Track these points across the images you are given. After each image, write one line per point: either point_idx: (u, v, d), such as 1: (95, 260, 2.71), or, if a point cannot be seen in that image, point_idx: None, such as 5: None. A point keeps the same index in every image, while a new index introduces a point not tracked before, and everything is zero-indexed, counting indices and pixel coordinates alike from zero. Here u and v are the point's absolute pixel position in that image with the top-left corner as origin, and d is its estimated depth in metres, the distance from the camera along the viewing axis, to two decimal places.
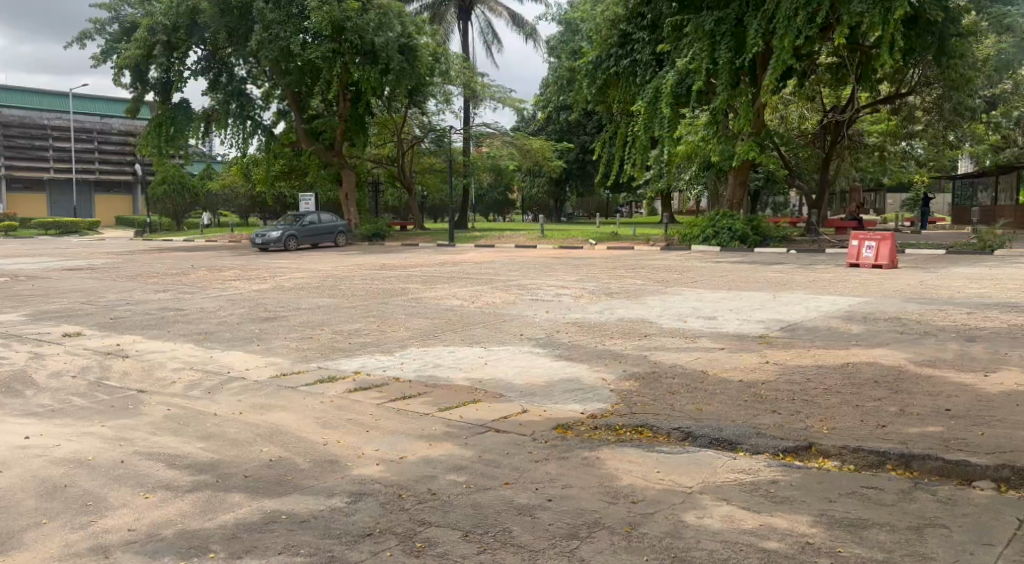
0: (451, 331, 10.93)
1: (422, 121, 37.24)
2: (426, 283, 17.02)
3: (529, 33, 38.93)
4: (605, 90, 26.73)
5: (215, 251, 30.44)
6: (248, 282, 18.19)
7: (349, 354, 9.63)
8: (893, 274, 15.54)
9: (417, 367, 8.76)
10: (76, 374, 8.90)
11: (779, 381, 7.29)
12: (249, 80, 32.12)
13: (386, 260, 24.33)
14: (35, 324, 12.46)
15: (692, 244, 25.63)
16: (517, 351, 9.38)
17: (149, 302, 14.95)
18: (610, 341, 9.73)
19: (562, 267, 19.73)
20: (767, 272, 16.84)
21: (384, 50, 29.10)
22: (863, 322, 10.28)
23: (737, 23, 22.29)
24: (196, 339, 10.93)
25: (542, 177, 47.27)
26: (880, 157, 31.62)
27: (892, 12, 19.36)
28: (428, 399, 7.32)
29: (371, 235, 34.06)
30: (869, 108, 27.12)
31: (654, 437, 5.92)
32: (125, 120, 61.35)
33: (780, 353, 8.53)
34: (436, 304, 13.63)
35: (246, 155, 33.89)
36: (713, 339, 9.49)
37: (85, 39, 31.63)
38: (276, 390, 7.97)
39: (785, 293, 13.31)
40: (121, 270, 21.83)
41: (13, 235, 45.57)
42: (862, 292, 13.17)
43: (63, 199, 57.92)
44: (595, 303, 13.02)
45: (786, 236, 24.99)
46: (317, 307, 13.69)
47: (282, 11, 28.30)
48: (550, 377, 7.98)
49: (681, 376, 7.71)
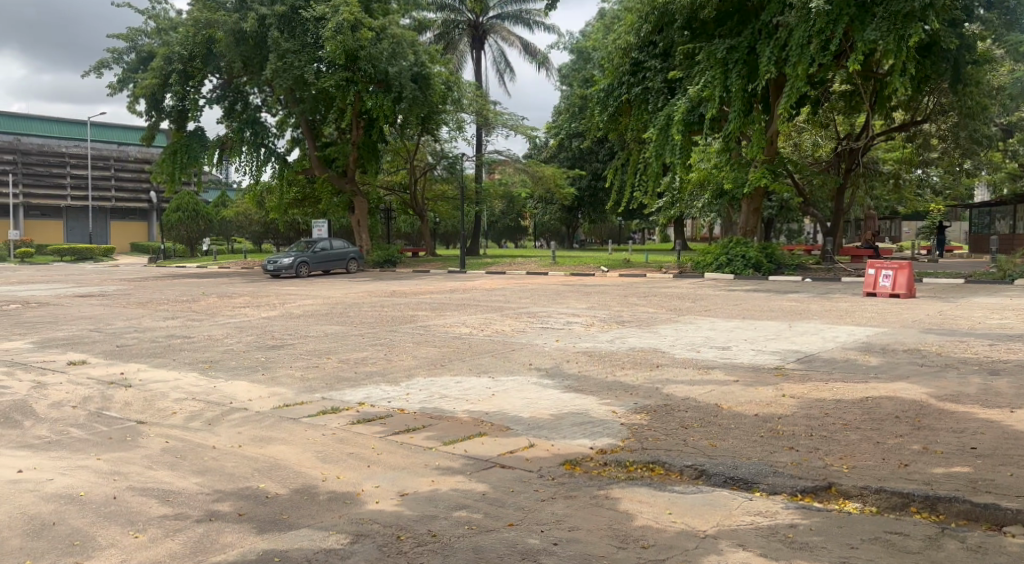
0: (459, 360, 10.72)
1: (435, 148, 37.35)
2: (435, 311, 16.84)
3: (541, 61, 39.03)
4: (617, 117, 26.70)
5: (227, 277, 30.39)
6: (257, 309, 18.07)
7: (353, 384, 9.44)
8: (911, 304, 15.24)
9: (423, 398, 8.55)
10: (76, 404, 8.74)
11: (796, 416, 7.03)
12: (264, 108, 32.35)
13: (396, 286, 24.17)
14: (41, 352, 12.35)
15: (705, 272, 25.36)
16: (524, 381, 9.16)
17: (156, 330, 14.82)
18: (621, 372, 9.50)
19: (573, 295, 19.51)
20: (782, 301, 16.57)
21: (397, 79, 29.22)
22: (882, 354, 9.99)
23: (749, 51, 22.06)
24: (200, 368, 10.77)
25: (554, 204, 47.20)
26: (894, 185, 31.38)
27: (907, 40, 19.08)
28: (433, 432, 7.10)
29: (382, 262, 34.02)
30: (883, 136, 26.92)
31: (666, 474, 5.68)
32: (141, 148, 61.92)
33: (797, 386, 8.27)
34: (445, 333, 13.43)
35: (260, 182, 33.96)
36: (726, 370, 9.25)
37: (102, 68, 31.96)
38: (277, 421, 7.77)
39: (801, 323, 13.03)
40: (133, 297, 21.78)
41: (29, 261, 45.82)
42: (879, 322, 12.89)
43: (79, 225, 58.21)
44: (606, 332, 12.79)
45: (801, 265, 24.69)
46: (324, 335, 13.52)
47: (297, 41, 28.49)
48: (558, 410, 7.74)
49: (694, 409, 7.46)
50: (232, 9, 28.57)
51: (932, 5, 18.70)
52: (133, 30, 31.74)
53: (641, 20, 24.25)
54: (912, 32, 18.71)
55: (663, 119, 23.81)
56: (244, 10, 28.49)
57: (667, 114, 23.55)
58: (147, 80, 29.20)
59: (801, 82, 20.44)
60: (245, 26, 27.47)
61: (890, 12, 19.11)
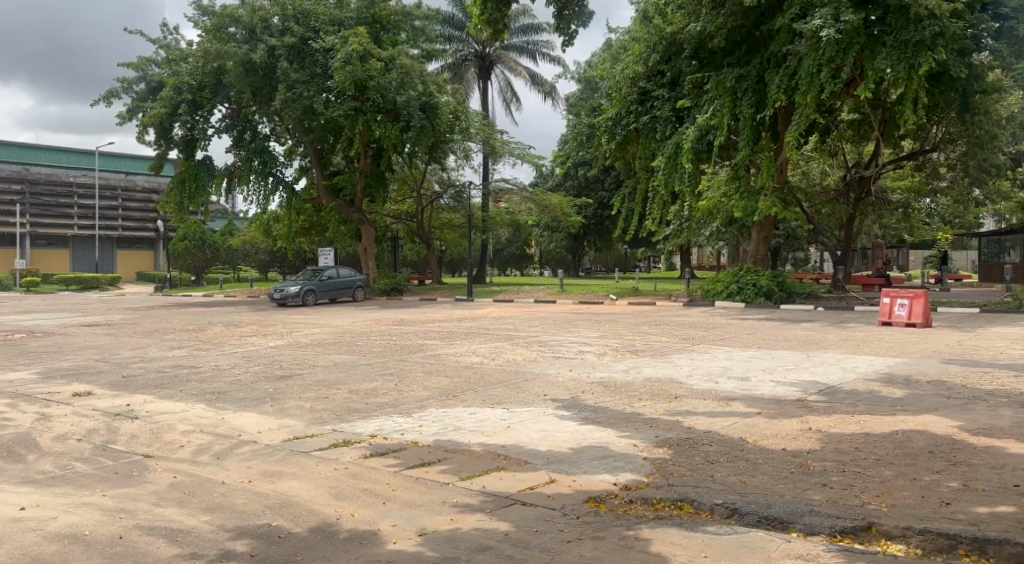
0: (472, 391, 10.48)
1: (441, 177, 37.40)
2: (444, 340, 16.61)
3: (548, 91, 39.08)
4: (625, 146, 26.65)
5: (233, 306, 30.18)
6: (264, 338, 17.86)
7: (365, 415, 9.20)
8: (929, 334, 14.99)
9: (437, 430, 8.31)
10: (81, 437, 8.53)
11: (826, 451, 6.80)
12: (272, 137, 32.44)
13: (403, 315, 23.93)
14: (46, 383, 12.14)
15: (715, 300, 25.11)
16: (540, 413, 8.92)
17: (162, 360, 14.61)
18: (639, 403, 9.26)
19: (583, 324, 19.26)
20: (796, 330, 16.33)
21: (405, 108, 29.30)
22: (906, 386, 9.73)
23: (759, 79, 21.85)
24: (207, 399, 10.55)
25: (560, 233, 47.11)
26: (904, 214, 31.20)
27: (918, 69, 18.87)
28: (449, 467, 6.86)
29: (389, 290, 33.84)
30: (893, 165, 26.75)
31: (696, 513, 5.45)
32: (149, 178, 62.16)
33: (823, 419, 8.02)
34: (455, 362, 13.20)
35: (267, 211, 33.85)
36: (747, 403, 8.99)
37: (112, 97, 32.10)
38: (287, 455, 7.55)
39: (819, 353, 12.78)
40: (139, 326, 21.58)
41: (35, 290, 45.77)
42: (900, 353, 12.63)
43: (85, 254, 58.14)
44: (620, 362, 12.53)
45: (813, 292, 24.43)
46: (332, 365, 13.28)
47: (306, 71, 28.54)
48: (577, 444, 7.50)
49: (719, 443, 7.23)
50: (242, 40, 28.70)
51: (942, 33, 18.50)
52: (142, 59, 31.91)
53: (649, 49, 24.32)
54: (923, 60, 18.49)
55: (672, 147, 23.67)
56: (254, 41, 28.63)
57: (676, 143, 23.44)
58: (156, 110, 29.24)
59: (811, 108, 20.35)
60: (255, 57, 27.55)
61: (901, 41, 18.92)
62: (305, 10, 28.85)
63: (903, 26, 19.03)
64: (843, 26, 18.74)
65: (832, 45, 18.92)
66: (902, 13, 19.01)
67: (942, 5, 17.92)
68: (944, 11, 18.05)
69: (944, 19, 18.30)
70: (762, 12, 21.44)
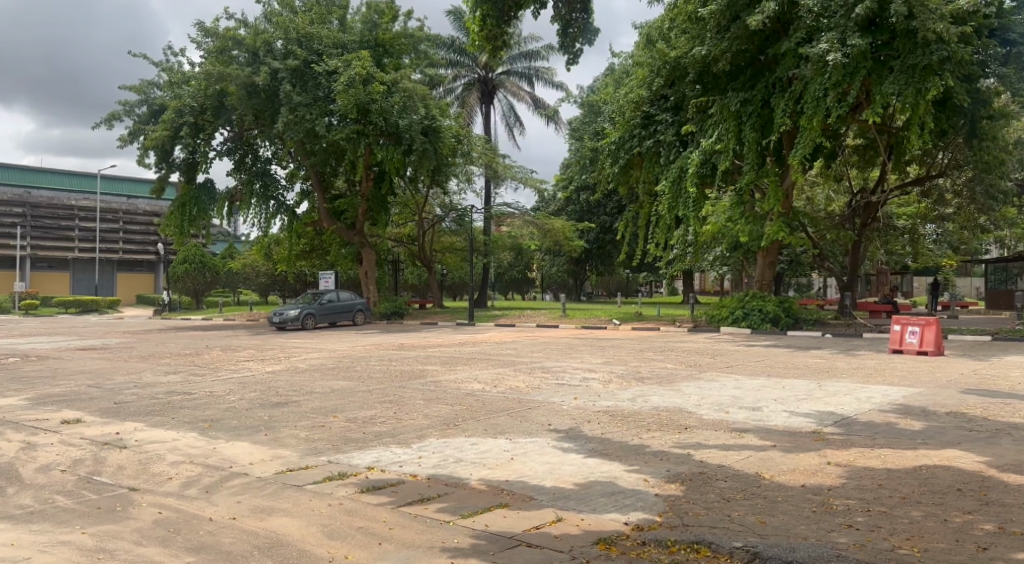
0: (473, 420, 10.10)
1: (444, 201, 37.20)
2: (444, 366, 16.23)
3: (551, 115, 38.98)
4: (628, 170, 26.39)
5: (233, 330, 29.83)
6: (260, 363, 17.50)
7: (362, 446, 8.83)
8: (942, 363, 14.63)
9: (437, 462, 7.95)
10: (66, 468, 8.17)
11: (849, 488, 6.46)
12: (274, 161, 32.30)
13: (404, 340, 23.52)
14: (35, 410, 11.78)
15: (721, 326, 24.74)
16: (544, 445, 8.55)
17: (156, 386, 14.21)
18: (647, 434, 8.89)
19: (587, 350, 18.90)
20: (805, 358, 15.95)
21: (408, 132, 29.11)
22: (925, 417, 9.36)
23: (764, 104, 21.55)
24: (200, 427, 10.18)
25: (561, 257, 46.85)
26: (911, 239, 30.89)
27: (925, 95, 18.58)
28: (449, 503, 6.50)
29: (390, 314, 33.51)
30: (899, 190, 26.46)
31: (713, 556, 5.11)
32: (150, 200, 62.03)
33: (841, 453, 7.66)
34: (457, 389, 12.81)
35: (268, 235, 33.55)
36: (761, 435, 8.63)
37: (114, 120, 32.02)
38: (279, 489, 7.17)
39: (831, 382, 12.39)
40: (136, 351, 21.18)
41: (34, 314, 45.40)
42: (914, 383, 12.26)
43: (85, 277, 57.78)
44: (627, 390, 12.16)
45: (820, 319, 24.07)
46: (329, 392, 12.90)
47: (308, 94, 28.33)
48: (585, 478, 7.14)
49: (734, 479, 6.86)
50: (245, 63, 28.58)
51: (951, 58, 18.19)
52: (145, 82, 31.83)
53: (653, 74, 24.15)
54: (930, 85, 18.19)
55: (676, 171, 23.37)
56: (257, 64, 28.56)
57: (680, 167, 23.18)
58: (158, 132, 29.11)
59: (817, 133, 20.11)
60: (258, 79, 27.40)
61: (908, 66, 18.67)
62: (308, 34, 28.83)
63: (911, 50, 18.73)
64: (849, 50, 18.50)
65: (839, 69, 18.66)
66: (910, 38, 18.72)
67: (951, 29, 17.62)
68: (952, 37, 17.76)
69: (952, 44, 18.01)
70: (766, 36, 21.16)
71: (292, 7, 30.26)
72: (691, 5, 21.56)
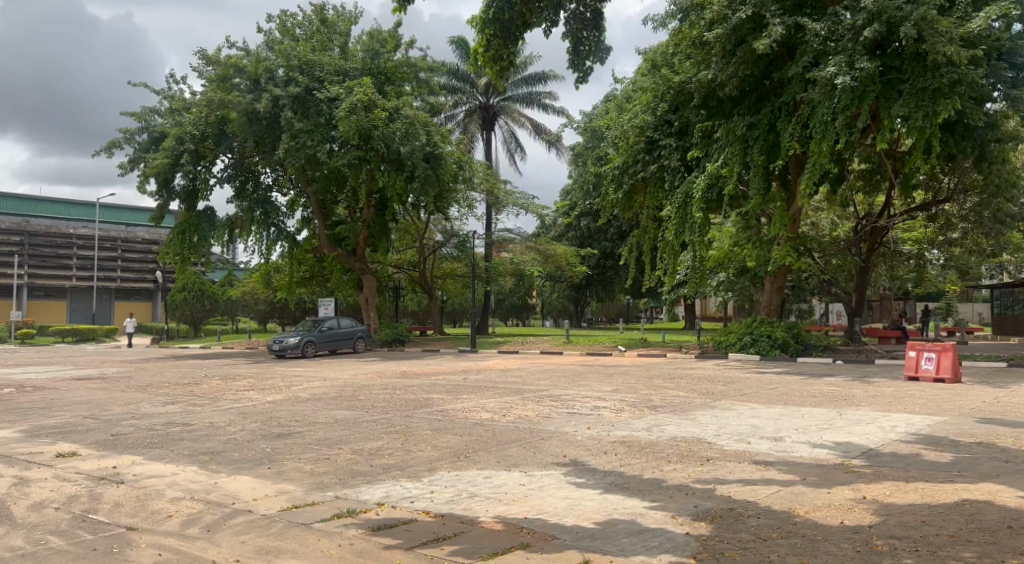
0: (485, 451, 9.72)
1: (444, 227, 36.97)
2: (450, 394, 15.79)
3: (553, 140, 38.86)
4: (632, 196, 26.13)
5: (231, 358, 29.36)
6: (261, 393, 17.06)
7: (370, 480, 8.44)
8: (961, 390, 14.29)
9: (450, 497, 7.57)
10: (59, 506, 7.79)
11: (890, 524, 6.14)
12: (275, 187, 32.10)
13: (406, 367, 23.08)
14: (29, 443, 11.37)
15: (729, 352, 24.34)
16: (562, 478, 8.17)
17: (155, 417, 13.78)
18: (668, 466, 8.52)
19: (594, 377, 18.54)
20: (820, 385, 15.56)
21: (409, 159, 28.82)
22: (956, 448, 9.02)
23: (771, 128, 21.15)
24: (199, 461, 9.78)
25: (562, 283, 46.55)
26: (917, 263, 30.63)
27: (936, 118, 18.25)
28: (466, 544, 6.14)
29: (390, 341, 33.11)
30: (906, 216, 26.08)
31: None
32: (150, 229, 61.83)
33: (875, 487, 7.30)
34: (464, 418, 12.42)
35: (268, 262, 33.21)
36: (787, 468, 8.27)
37: (113, 147, 31.85)
38: (285, 528, 6.79)
39: (851, 411, 12.01)
40: (134, 380, 20.71)
41: (30, 343, 44.91)
42: (936, 411, 11.87)
43: (82, 306, 57.41)
44: (640, 419, 11.78)
45: (830, 345, 23.76)
46: (333, 423, 12.49)
47: (310, 121, 28.08)
48: (608, 515, 6.78)
49: (767, 516, 6.50)
50: (247, 90, 28.49)
51: (961, 81, 17.89)
52: (146, 109, 31.73)
53: (657, 99, 23.81)
54: (941, 108, 17.93)
55: (681, 197, 23.04)
56: (259, 91, 28.39)
57: (685, 192, 22.86)
58: (158, 160, 28.83)
59: (825, 157, 19.82)
60: (259, 106, 27.26)
61: (918, 88, 18.41)
62: (310, 61, 28.79)
63: (920, 73, 18.44)
64: (858, 73, 18.19)
65: (848, 93, 18.32)
66: (919, 61, 18.42)
67: (962, 51, 17.34)
68: (963, 59, 17.48)
69: (963, 67, 17.73)
70: (771, 61, 20.83)
71: (293, 35, 30.30)
72: (696, 30, 21.24)
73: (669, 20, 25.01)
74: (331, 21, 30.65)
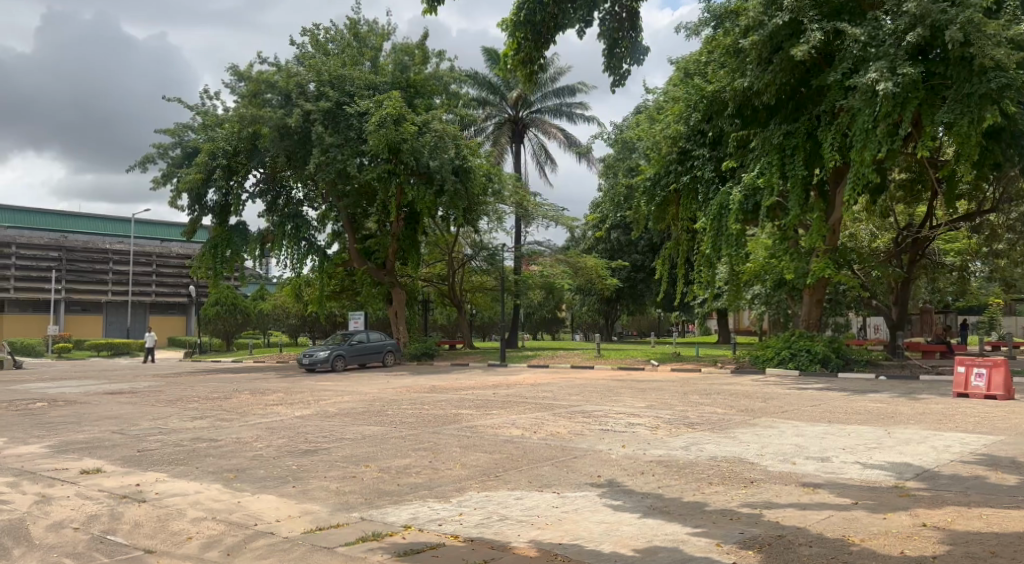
0: (516, 470, 9.34)
1: (473, 239, 36.62)
2: (479, 410, 15.43)
3: (583, 152, 38.54)
4: (665, 207, 25.74)
5: (260, 372, 29.24)
6: (289, 407, 16.83)
7: (396, 500, 8.09)
8: (1015, 407, 13.63)
9: (479, 520, 7.21)
10: (80, 526, 7.55)
11: (957, 555, 5.65)
12: (306, 202, 32.12)
13: (436, 382, 22.73)
14: (55, 459, 11.20)
15: (766, 366, 23.75)
16: (597, 501, 7.76)
17: (182, 432, 13.58)
18: (709, 488, 8.08)
19: (628, 393, 18.08)
20: (864, 401, 14.94)
21: (439, 172, 28.63)
22: (1017, 470, 8.45)
23: (809, 136, 20.58)
24: (224, 479, 9.50)
25: (593, 295, 46.11)
26: (959, 274, 29.79)
27: (983, 123, 17.62)
28: None
29: (420, 354, 32.88)
30: (949, 227, 25.34)
31: None
32: (184, 244, 62.36)
33: (935, 513, 6.80)
34: (494, 435, 12.04)
35: (299, 276, 33.20)
36: (837, 490, 7.80)
37: (147, 163, 32.11)
38: (308, 552, 6.47)
39: (899, 429, 11.43)
40: (164, 395, 20.61)
41: (67, 357, 45.35)
42: (992, 430, 11.27)
43: (117, 321, 58.03)
44: (678, 437, 11.33)
45: (871, 359, 23.09)
46: (361, 439, 12.17)
47: (340, 135, 28.08)
48: (649, 541, 6.37)
49: (820, 545, 6.05)
50: (278, 105, 28.58)
51: (1010, 85, 17.23)
52: (180, 125, 31.94)
53: (690, 109, 23.30)
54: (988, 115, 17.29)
55: (715, 208, 22.63)
56: (289, 106, 28.41)
57: (720, 203, 22.35)
58: (192, 175, 28.94)
59: (867, 166, 19.24)
60: (291, 121, 27.30)
61: (963, 94, 17.75)
62: (340, 75, 28.73)
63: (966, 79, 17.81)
64: (901, 79, 17.54)
65: (890, 100, 17.66)
66: (964, 65, 17.78)
67: (1011, 55, 16.70)
68: (1012, 63, 16.84)
69: (1012, 71, 17.06)
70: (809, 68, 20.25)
71: (325, 49, 30.32)
72: (731, 37, 20.76)
73: (702, 28, 24.59)
74: (363, 35, 30.73)
